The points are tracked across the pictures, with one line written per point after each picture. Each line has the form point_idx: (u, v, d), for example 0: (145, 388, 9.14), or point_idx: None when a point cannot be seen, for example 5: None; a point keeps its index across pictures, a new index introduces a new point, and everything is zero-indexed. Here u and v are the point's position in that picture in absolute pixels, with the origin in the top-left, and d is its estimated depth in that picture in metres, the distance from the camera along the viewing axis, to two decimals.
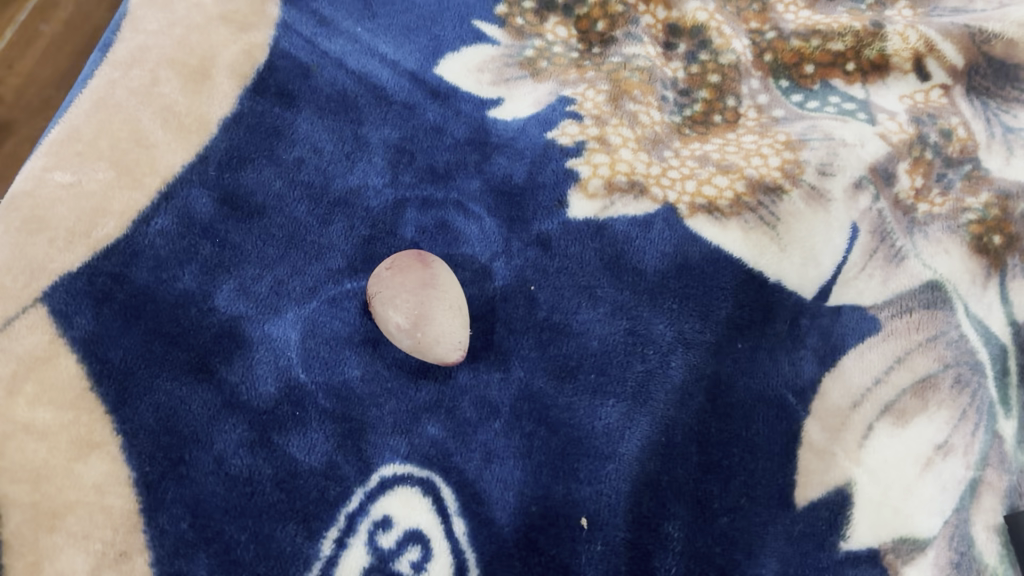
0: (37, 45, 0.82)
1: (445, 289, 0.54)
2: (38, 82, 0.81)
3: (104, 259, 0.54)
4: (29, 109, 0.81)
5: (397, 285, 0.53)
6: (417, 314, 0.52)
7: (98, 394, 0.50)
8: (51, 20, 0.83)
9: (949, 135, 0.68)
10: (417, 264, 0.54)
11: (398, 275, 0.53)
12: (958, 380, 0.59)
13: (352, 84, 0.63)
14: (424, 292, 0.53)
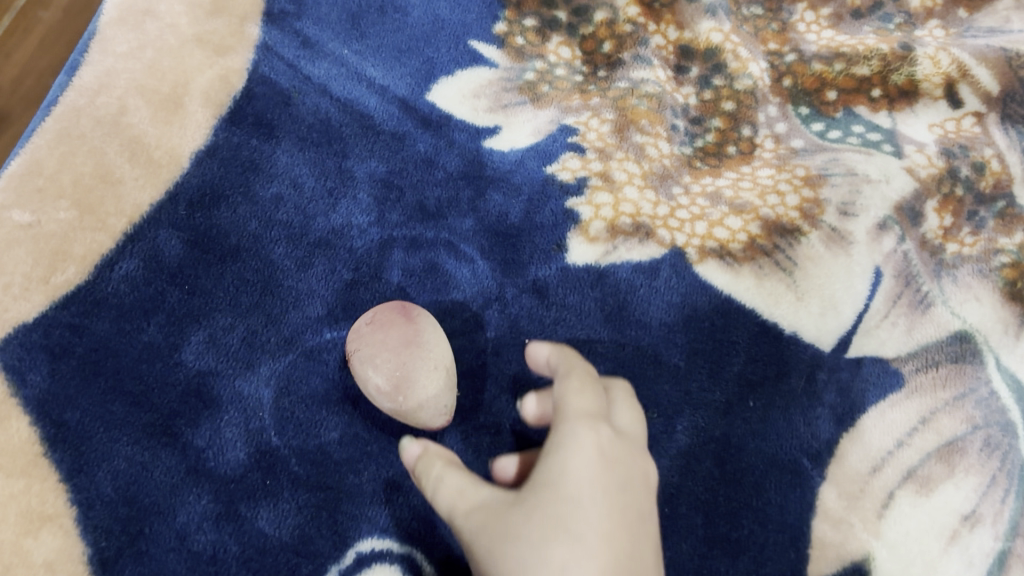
0: (36, 31, 0.78)
1: (430, 346, 0.47)
2: (37, 74, 0.77)
3: (63, 309, 0.50)
4: (26, 101, 0.76)
5: (378, 341, 0.47)
6: (400, 375, 0.46)
7: (51, 460, 0.46)
8: (51, 7, 0.79)
9: (982, 168, 0.63)
10: (401, 319, 0.48)
11: (380, 332, 0.47)
12: (988, 443, 0.54)
13: (336, 112, 0.58)
14: (407, 351, 0.46)
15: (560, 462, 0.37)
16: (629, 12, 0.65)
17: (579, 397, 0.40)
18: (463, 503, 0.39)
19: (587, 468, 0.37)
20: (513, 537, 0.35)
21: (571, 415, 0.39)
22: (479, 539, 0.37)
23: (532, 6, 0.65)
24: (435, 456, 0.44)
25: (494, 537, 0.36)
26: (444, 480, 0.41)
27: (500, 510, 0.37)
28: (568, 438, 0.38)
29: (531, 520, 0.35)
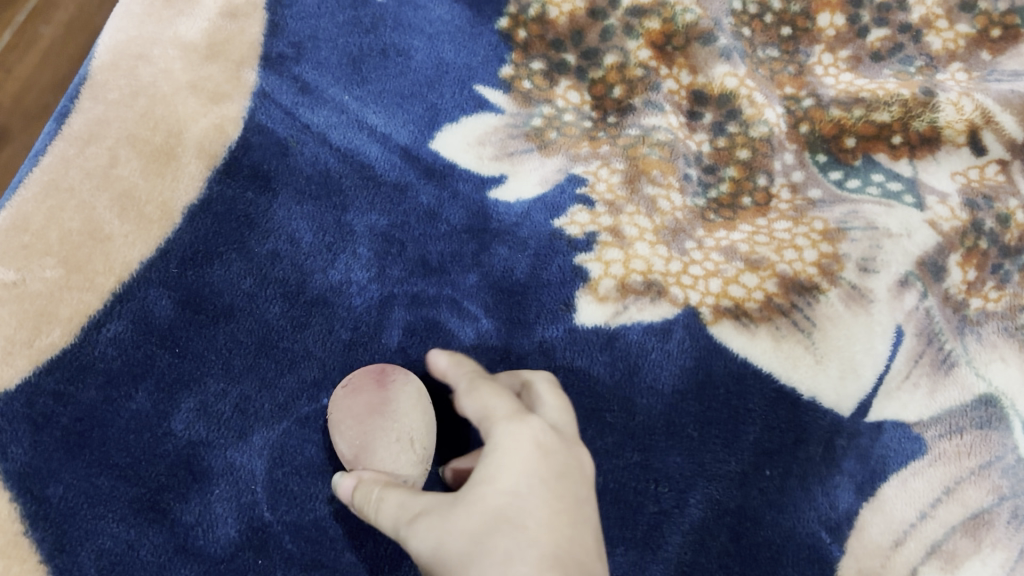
0: (37, 46, 0.74)
1: (395, 416, 0.44)
2: (38, 89, 0.73)
3: (47, 374, 0.47)
4: (26, 118, 0.72)
5: (347, 408, 0.45)
6: (358, 443, 0.43)
7: (33, 539, 0.44)
8: (51, 21, 0.75)
9: (1007, 221, 0.60)
10: (373, 385, 0.46)
11: (347, 396, 0.45)
12: (1016, 515, 0.52)
13: (336, 162, 0.56)
14: (368, 419, 0.44)
15: (496, 457, 0.37)
16: (640, 54, 0.62)
17: (502, 397, 0.40)
18: (403, 513, 0.37)
19: (525, 459, 0.36)
20: (460, 538, 0.34)
21: (498, 413, 0.39)
22: (427, 547, 0.35)
23: (540, 48, 0.62)
24: (370, 486, 0.41)
25: (439, 536, 0.35)
26: (383, 501, 0.39)
27: (441, 513, 0.36)
28: (500, 435, 0.37)
29: (474, 518, 0.34)
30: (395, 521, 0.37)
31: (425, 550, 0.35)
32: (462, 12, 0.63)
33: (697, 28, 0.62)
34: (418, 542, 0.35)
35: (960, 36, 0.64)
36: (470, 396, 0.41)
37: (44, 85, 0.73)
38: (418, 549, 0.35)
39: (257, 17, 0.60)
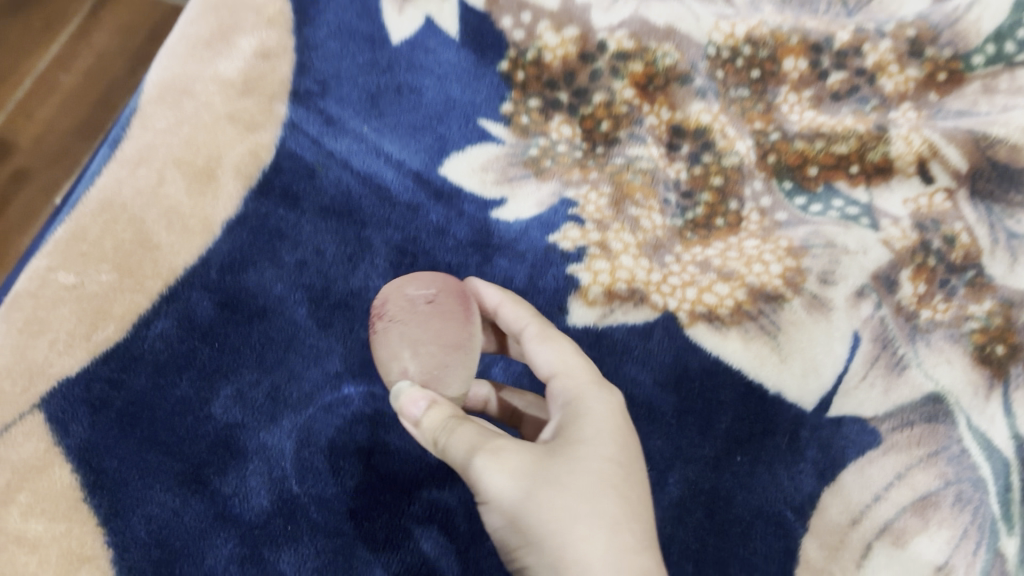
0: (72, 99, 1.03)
1: (472, 356, 0.49)
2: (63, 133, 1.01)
3: (103, 363, 0.54)
4: (46, 157, 1.00)
5: (424, 326, 0.48)
6: (431, 370, 0.47)
7: (90, 505, 0.50)
8: (66, 77, 1.04)
9: (953, 241, 0.67)
10: (455, 312, 0.50)
11: (434, 323, 0.48)
12: (959, 498, 0.58)
13: (356, 184, 0.63)
14: (453, 354, 0.48)
15: (582, 418, 0.45)
16: (625, 92, 0.70)
17: (574, 357, 0.49)
18: (491, 447, 0.43)
19: (606, 425, 0.45)
20: (568, 480, 0.42)
21: (574, 371, 0.48)
22: (518, 485, 0.42)
23: (536, 87, 0.70)
24: (442, 415, 0.44)
25: (545, 475, 0.42)
26: (471, 433, 0.44)
27: (535, 460, 0.43)
28: (585, 401, 0.46)
29: (564, 468, 0.42)
30: (473, 447, 0.43)
31: (515, 486, 0.42)
32: (468, 55, 0.70)
33: (675, 71, 0.70)
34: (507, 477, 0.42)
35: (909, 79, 0.70)
36: (541, 345, 0.50)
37: (77, 128, 1.02)
38: (503, 482, 0.42)
39: (287, 58, 0.67)
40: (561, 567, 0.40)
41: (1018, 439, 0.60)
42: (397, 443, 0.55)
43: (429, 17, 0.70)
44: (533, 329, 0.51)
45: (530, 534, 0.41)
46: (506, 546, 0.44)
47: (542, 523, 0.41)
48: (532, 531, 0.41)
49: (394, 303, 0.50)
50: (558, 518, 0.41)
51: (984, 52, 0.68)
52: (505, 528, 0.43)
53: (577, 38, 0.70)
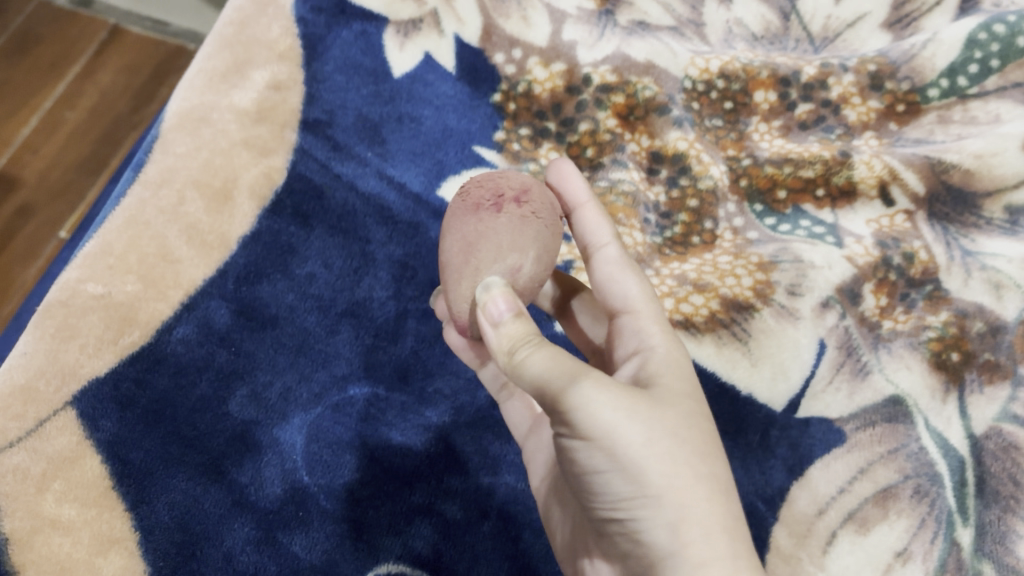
0: (71, 135, 1.08)
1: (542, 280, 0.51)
2: (63, 167, 1.06)
3: (129, 365, 0.59)
4: (48, 189, 1.05)
5: (550, 235, 0.50)
6: (529, 280, 0.48)
7: (118, 492, 0.55)
8: (69, 116, 1.10)
9: (912, 258, 0.71)
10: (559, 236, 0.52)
11: (556, 237, 0.50)
12: (918, 490, 0.62)
13: (361, 205, 0.69)
14: (547, 272, 0.50)
15: (666, 368, 0.46)
16: (608, 122, 0.76)
17: (653, 299, 0.51)
18: (600, 384, 0.41)
19: (691, 380, 0.46)
20: (675, 434, 0.41)
21: (653, 316, 0.49)
22: (637, 426, 0.40)
23: (527, 117, 0.76)
24: (522, 326, 0.43)
25: (655, 423, 0.41)
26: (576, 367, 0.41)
27: (639, 405, 0.41)
28: (665, 349, 0.47)
29: (671, 418, 0.42)
30: (580, 376, 0.40)
31: (633, 427, 0.40)
32: (463, 88, 0.76)
33: (655, 102, 0.76)
34: (624, 416, 0.40)
35: (872, 110, 0.76)
36: (621, 273, 0.52)
37: (74, 163, 1.07)
38: (618, 419, 0.40)
39: (297, 89, 0.73)
40: (681, 525, 0.40)
41: (972, 438, 0.64)
42: (397, 438, 0.60)
43: (427, 53, 0.76)
44: (612, 249, 0.53)
45: (648, 480, 0.40)
46: (594, 488, 0.42)
47: (663, 473, 0.40)
48: (650, 478, 0.40)
49: (529, 201, 0.50)
50: (682, 474, 0.40)
51: (939, 86, 0.75)
52: (614, 476, 0.40)
53: (564, 73, 0.76)
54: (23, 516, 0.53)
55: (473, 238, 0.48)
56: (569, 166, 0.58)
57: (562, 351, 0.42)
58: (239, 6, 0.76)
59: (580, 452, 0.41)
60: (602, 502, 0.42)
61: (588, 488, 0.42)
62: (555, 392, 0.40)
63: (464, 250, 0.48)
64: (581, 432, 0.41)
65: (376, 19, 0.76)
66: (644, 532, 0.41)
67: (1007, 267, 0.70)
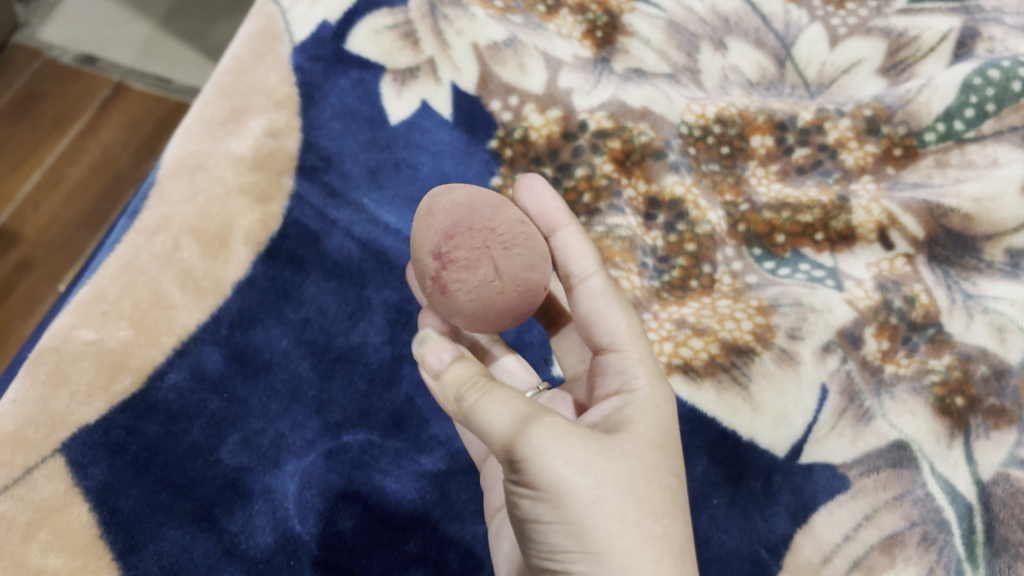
0: (71, 189, 1.09)
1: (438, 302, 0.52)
2: (62, 223, 1.07)
3: (120, 412, 0.59)
4: (46, 245, 1.05)
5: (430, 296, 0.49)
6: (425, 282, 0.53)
7: (105, 541, 0.54)
8: (71, 169, 1.10)
9: (913, 301, 0.70)
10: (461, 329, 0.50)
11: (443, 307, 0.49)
12: (925, 537, 0.61)
13: (357, 250, 0.69)
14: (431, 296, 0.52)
15: (639, 414, 0.46)
16: (604, 167, 0.75)
17: (639, 338, 0.52)
18: (554, 434, 0.40)
19: (663, 430, 0.46)
20: (628, 490, 0.41)
21: (640, 357, 0.50)
22: (588, 483, 0.39)
23: (523, 163, 0.75)
24: (461, 373, 0.43)
25: (609, 479, 0.40)
26: (534, 415, 0.40)
27: (593, 458, 0.41)
28: (647, 394, 0.48)
29: (628, 473, 0.41)
30: (533, 425, 0.39)
31: (585, 484, 0.39)
32: (460, 134, 0.76)
33: (651, 147, 0.75)
34: (578, 473, 0.40)
35: (869, 154, 0.76)
36: (607, 306, 0.53)
37: (70, 219, 1.07)
38: (569, 474, 0.39)
39: (293, 136, 0.73)
40: None
41: (980, 484, 0.62)
42: (391, 486, 0.59)
43: (424, 101, 0.77)
44: (597, 279, 0.54)
45: (592, 539, 0.39)
46: (538, 541, 0.41)
47: (609, 532, 0.40)
48: (595, 537, 0.39)
49: (446, 292, 0.48)
50: (631, 536, 0.40)
51: (936, 130, 0.75)
52: (556, 530, 0.40)
53: (560, 119, 0.76)
54: (6, 566, 0.52)
55: (430, 212, 0.50)
56: (544, 188, 0.60)
57: (512, 394, 0.41)
58: (238, 55, 0.76)
59: (527, 503, 0.41)
60: (544, 555, 0.41)
61: (529, 533, 0.42)
62: (501, 440, 0.40)
63: (431, 208, 0.50)
64: (529, 483, 0.40)
65: (374, 67, 0.77)
66: None
67: (1009, 310, 0.69)
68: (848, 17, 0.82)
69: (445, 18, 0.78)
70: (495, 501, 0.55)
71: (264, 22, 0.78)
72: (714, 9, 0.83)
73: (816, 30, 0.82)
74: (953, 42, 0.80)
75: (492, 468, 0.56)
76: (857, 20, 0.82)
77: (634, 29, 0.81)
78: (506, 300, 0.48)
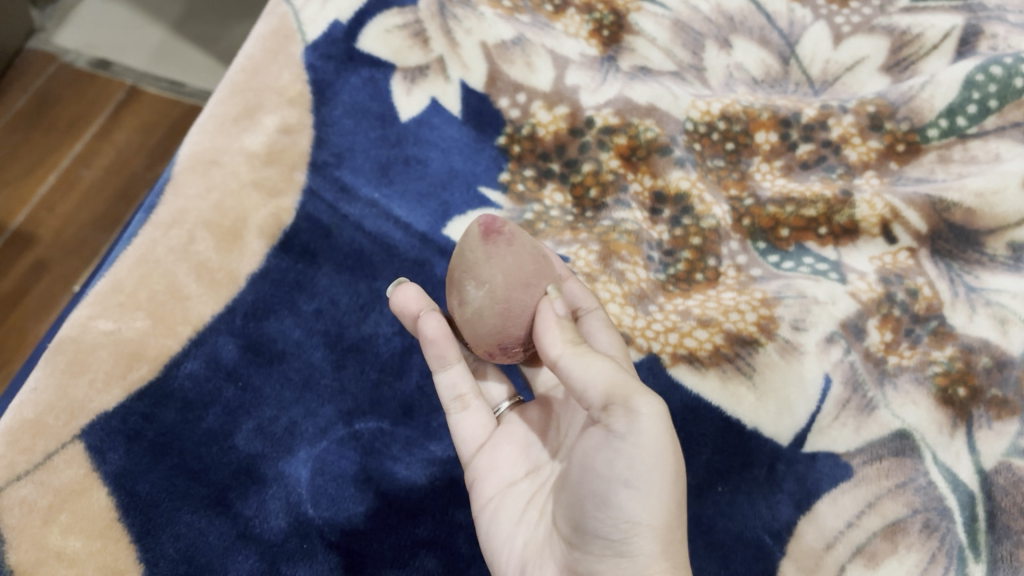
0: (87, 190, 1.11)
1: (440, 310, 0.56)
2: (78, 224, 1.08)
3: (137, 400, 0.60)
4: (62, 247, 1.07)
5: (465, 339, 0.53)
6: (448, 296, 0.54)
7: (123, 523, 0.56)
8: (88, 170, 1.12)
9: (915, 294, 0.70)
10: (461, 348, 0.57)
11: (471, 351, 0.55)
12: (927, 525, 0.61)
13: (368, 244, 0.70)
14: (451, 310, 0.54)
15: None
16: (610, 163, 0.76)
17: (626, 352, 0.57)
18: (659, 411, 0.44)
19: None
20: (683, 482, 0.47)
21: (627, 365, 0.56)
22: (673, 464, 0.44)
23: (531, 159, 0.77)
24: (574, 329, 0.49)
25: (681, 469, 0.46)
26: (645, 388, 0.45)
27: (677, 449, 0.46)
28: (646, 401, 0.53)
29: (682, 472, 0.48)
30: (651, 396, 0.44)
31: (670, 462, 0.44)
32: (468, 131, 0.78)
33: (657, 143, 0.76)
34: (671, 453, 0.44)
35: (872, 150, 0.77)
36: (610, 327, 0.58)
37: (84, 221, 1.09)
38: (666, 448, 0.44)
39: (306, 133, 0.75)
40: (656, 558, 0.44)
41: (982, 473, 0.63)
42: (401, 471, 0.61)
43: (434, 99, 0.78)
44: (598, 315, 0.59)
45: (659, 513, 0.44)
46: (607, 500, 0.44)
47: (670, 511, 0.45)
48: (660, 512, 0.44)
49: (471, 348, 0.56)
50: (676, 518, 0.45)
51: (938, 126, 0.76)
52: (635, 498, 0.44)
53: (567, 115, 0.77)
54: (28, 549, 0.54)
55: (507, 310, 0.50)
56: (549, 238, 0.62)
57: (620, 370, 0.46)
58: (251, 54, 0.78)
59: (620, 460, 0.44)
60: (604, 515, 0.44)
61: (597, 496, 0.44)
62: (617, 393, 0.44)
63: (508, 303, 0.50)
64: (635, 442, 0.43)
65: (384, 65, 0.79)
66: (626, 555, 0.44)
67: (1011, 303, 0.69)
68: (851, 16, 0.84)
69: (454, 17, 0.80)
70: (486, 491, 0.54)
71: (277, 23, 0.80)
72: (720, 8, 0.84)
73: (820, 29, 0.83)
74: (956, 39, 0.80)
75: (481, 461, 0.55)
76: (861, 18, 0.83)
77: (640, 27, 0.83)
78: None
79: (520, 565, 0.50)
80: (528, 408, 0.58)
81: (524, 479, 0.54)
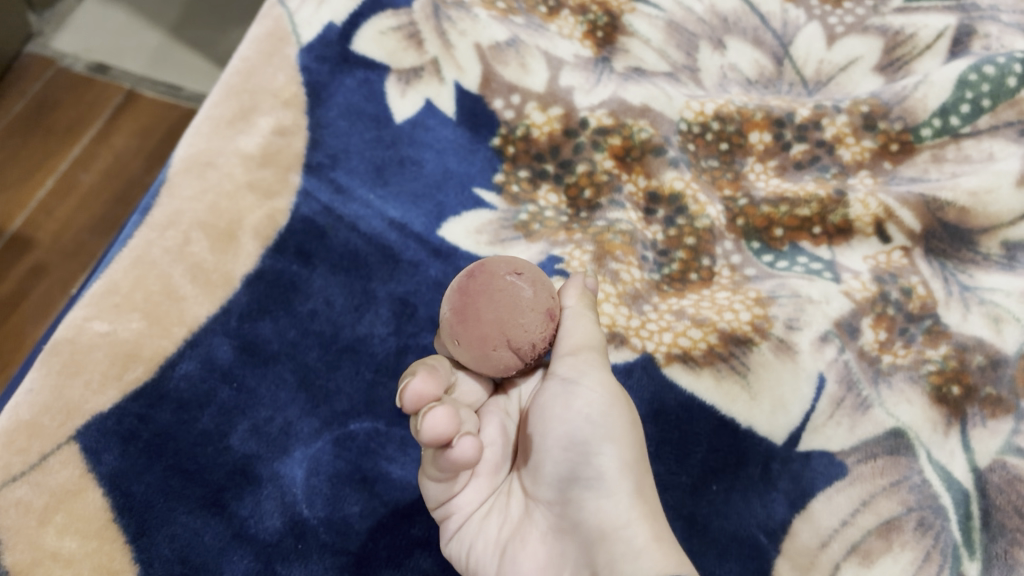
0: (83, 194, 1.11)
1: (502, 259, 0.52)
2: (75, 229, 1.08)
3: (133, 401, 0.60)
4: (60, 251, 1.07)
5: (544, 284, 0.52)
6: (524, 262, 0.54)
7: (119, 524, 0.56)
8: (85, 175, 1.12)
9: (910, 292, 0.71)
10: (508, 287, 0.49)
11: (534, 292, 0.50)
12: (921, 523, 0.61)
13: (363, 244, 0.71)
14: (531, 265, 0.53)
15: None
16: (605, 163, 0.77)
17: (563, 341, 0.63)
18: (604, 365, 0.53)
19: None
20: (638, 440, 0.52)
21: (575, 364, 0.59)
22: (626, 409, 0.51)
23: (525, 160, 0.77)
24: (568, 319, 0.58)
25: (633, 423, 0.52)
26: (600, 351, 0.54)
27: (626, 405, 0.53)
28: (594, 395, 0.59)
29: None
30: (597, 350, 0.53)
31: (622, 405, 0.51)
32: (463, 132, 0.78)
33: (651, 143, 0.77)
34: (621, 397, 0.51)
35: (866, 150, 0.77)
36: None
37: (80, 227, 1.09)
38: (615, 393, 0.51)
39: (301, 134, 0.75)
40: (635, 497, 0.48)
41: (976, 471, 0.63)
42: (396, 472, 0.61)
43: (428, 100, 0.79)
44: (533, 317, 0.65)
45: (627, 451, 0.49)
46: (577, 440, 0.49)
47: (635, 453, 0.50)
48: (627, 451, 0.49)
49: (534, 287, 0.50)
50: (641, 463, 0.50)
51: (932, 125, 0.76)
52: (600, 435, 0.49)
53: (561, 117, 0.78)
54: (23, 549, 0.54)
55: None
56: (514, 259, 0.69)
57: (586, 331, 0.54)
58: (246, 57, 0.78)
59: (577, 399, 0.50)
60: (578, 456, 0.48)
61: (569, 442, 0.49)
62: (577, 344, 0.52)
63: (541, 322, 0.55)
64: (588, 383, 0.51)
65: (379, 67, 0.79)
66: (606, 496, 0.47)
67: (1005, 301, 0.70)
68: (845, 17, 0.84)
69: (448, 19, 0.80)
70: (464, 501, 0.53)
71: (272, 24, 0.80)
72: (713, 8, 0.84)
73: (814, 29, 0.83)
74: (948, 39, 0.81)
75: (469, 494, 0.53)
76: (854, 19, 0.83)
77: (634, 29, 0.83)
78: (494, 313, 0.48)
79: (501, 549, 0.51)
80: (484, 422, 0.55)
81: (491, 495, 0.54)
